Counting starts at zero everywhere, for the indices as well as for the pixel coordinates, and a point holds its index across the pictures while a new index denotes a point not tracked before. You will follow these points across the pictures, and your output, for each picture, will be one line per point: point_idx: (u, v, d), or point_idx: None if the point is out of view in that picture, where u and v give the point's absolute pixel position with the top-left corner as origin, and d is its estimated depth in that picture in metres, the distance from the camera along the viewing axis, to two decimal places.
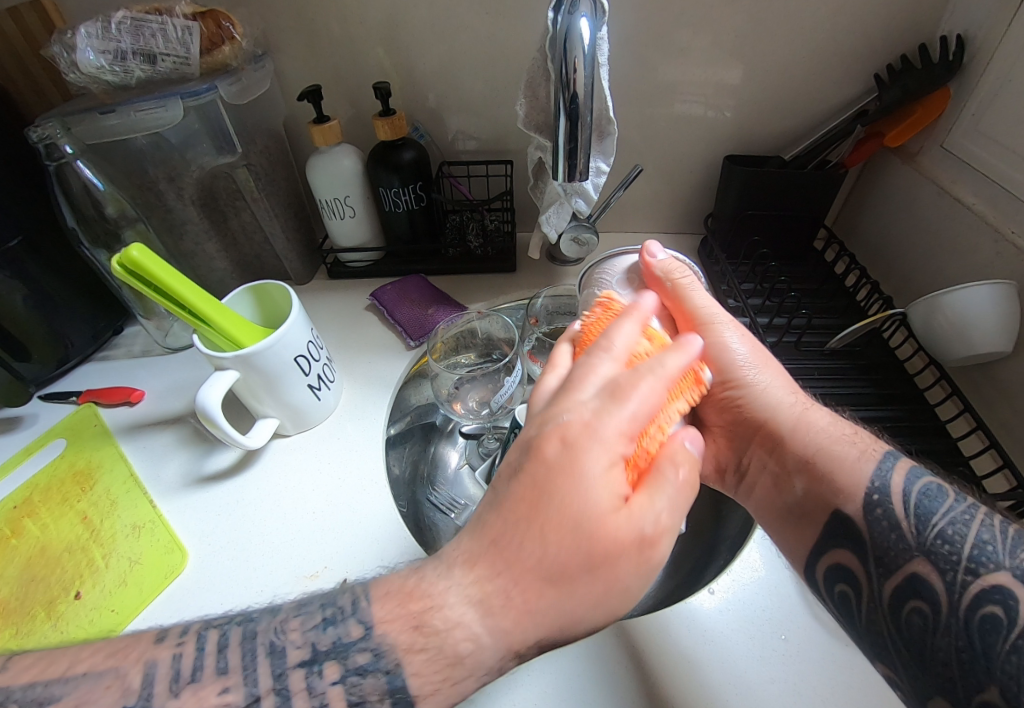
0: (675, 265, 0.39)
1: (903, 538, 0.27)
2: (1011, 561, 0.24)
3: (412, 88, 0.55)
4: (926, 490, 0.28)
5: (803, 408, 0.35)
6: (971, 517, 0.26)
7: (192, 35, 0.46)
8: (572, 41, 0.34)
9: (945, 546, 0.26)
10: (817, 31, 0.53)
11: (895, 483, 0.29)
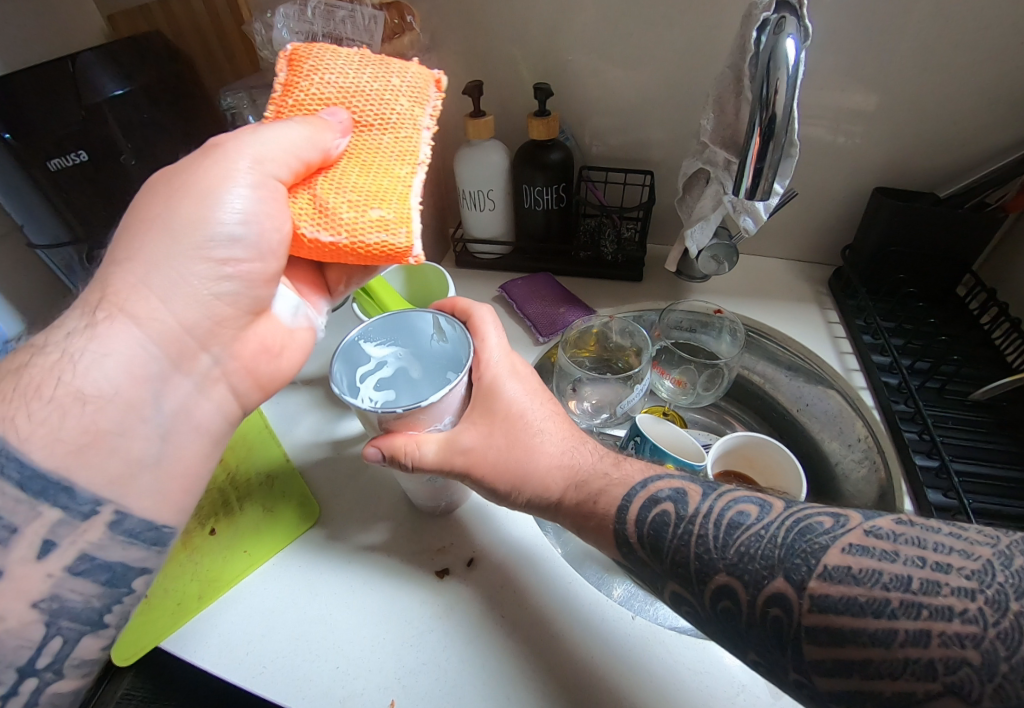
0: (400, 443, 0.32)
1: (708, 550, 0.28)
2: (722, 560, 0.27)
3: (564, 91, 0.57)
4: (658, 518, 0.30)
5: (584, 481, 0.34)
6: (690, 533, 0.29)
7: (378, 24, 0.48)
8: (778, 62, 0.34)
9: (680, 558, 0.28)
10: (995, 69, 0.51)
11: (630, 533, 0.31)
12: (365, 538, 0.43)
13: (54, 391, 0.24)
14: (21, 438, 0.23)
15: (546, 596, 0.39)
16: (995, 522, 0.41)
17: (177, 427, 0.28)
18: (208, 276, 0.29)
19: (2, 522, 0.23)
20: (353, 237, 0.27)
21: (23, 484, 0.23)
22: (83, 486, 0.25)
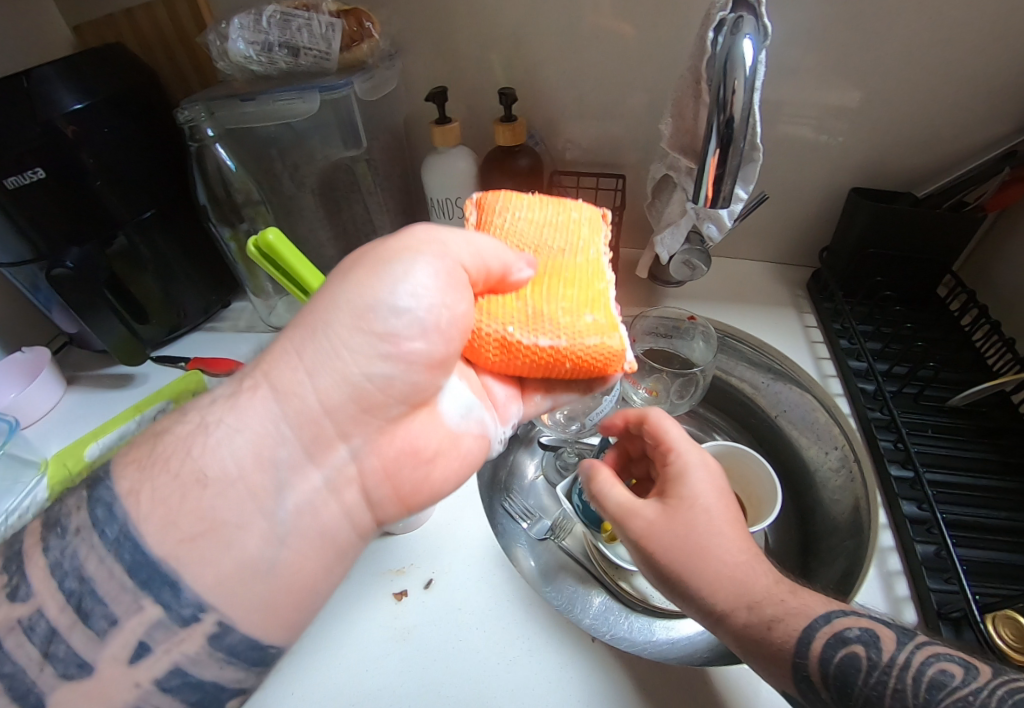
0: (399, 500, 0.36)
1: (828, 691, 0.28)
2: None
3: (532, 96, 0.56)
4: (844, 662, 0.28)
5: (760, 605, 0.31)
6: (888, 673, 0.28)
7: (335, 31, 0.47)
8: (734, 64, 0.32)
9: (877, 694, 0.27)
10: (970, 66, 0.50)
11: (814, 672, 0.29)
12: None
13: (176, 468, 0.25)
14: (138, 513, 0.24)
15: (502, 621, 0.38)
16: (969, 534, 0.40)
17: (298, 530, 0.28)
18: (363, 350, 0.28)
19: (101, 614, 0.24)
20: (575, 340, 0.28)
21: (131, 571, 0.24)
22: (186, 581, 0.24)
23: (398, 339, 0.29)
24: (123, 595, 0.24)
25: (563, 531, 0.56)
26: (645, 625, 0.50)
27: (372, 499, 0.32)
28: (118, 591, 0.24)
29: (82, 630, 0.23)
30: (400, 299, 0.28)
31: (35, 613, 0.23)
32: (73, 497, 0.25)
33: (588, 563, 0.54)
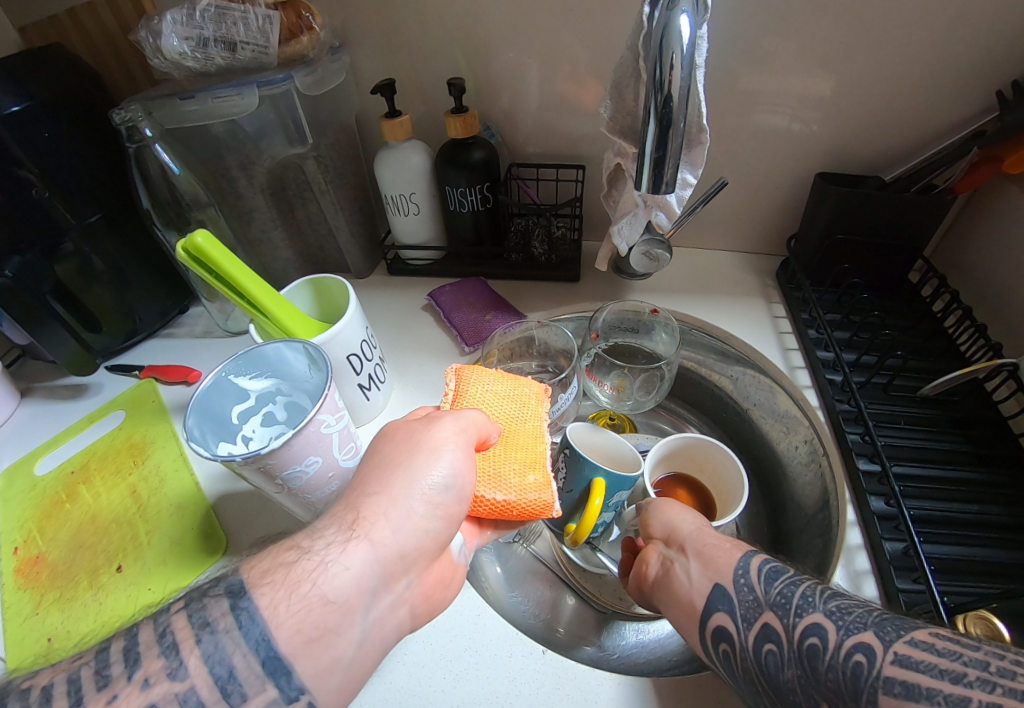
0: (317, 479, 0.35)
1: (756, 597, 0.30)
2: (823, 604, 0.27)
3: (486, 87, 0.54)
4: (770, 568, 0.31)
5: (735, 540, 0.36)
6: (803, 579, 0.30)
7: (272, 24, 0.45)
8: (670, 38, 0.30)
9: (784, 597, 0.29)
10: (934, 42, 0.48)
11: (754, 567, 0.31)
12: None
13: (308, 591, 0.24)
14: (278, 620, 0.23)
15: (449, 634, 0.37)
16: (939, 529, 0.38)
17: (373, 638, 0.26)
18: (422, 516, 0.28)
19: (239, 690, 0.22)
20: (522, 497, 0.33)
21: (266, 661, 0.23)
22: (300, 670, 0.23)
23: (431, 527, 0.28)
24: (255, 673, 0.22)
25: (530, 536, 0.54)
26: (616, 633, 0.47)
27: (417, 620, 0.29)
28: (252, 672, 0.22)
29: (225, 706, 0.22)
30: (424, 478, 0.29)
31: (189, 689, 0.21)
32: (217, 599, 0.24)
33: (557, 568, 0.52)
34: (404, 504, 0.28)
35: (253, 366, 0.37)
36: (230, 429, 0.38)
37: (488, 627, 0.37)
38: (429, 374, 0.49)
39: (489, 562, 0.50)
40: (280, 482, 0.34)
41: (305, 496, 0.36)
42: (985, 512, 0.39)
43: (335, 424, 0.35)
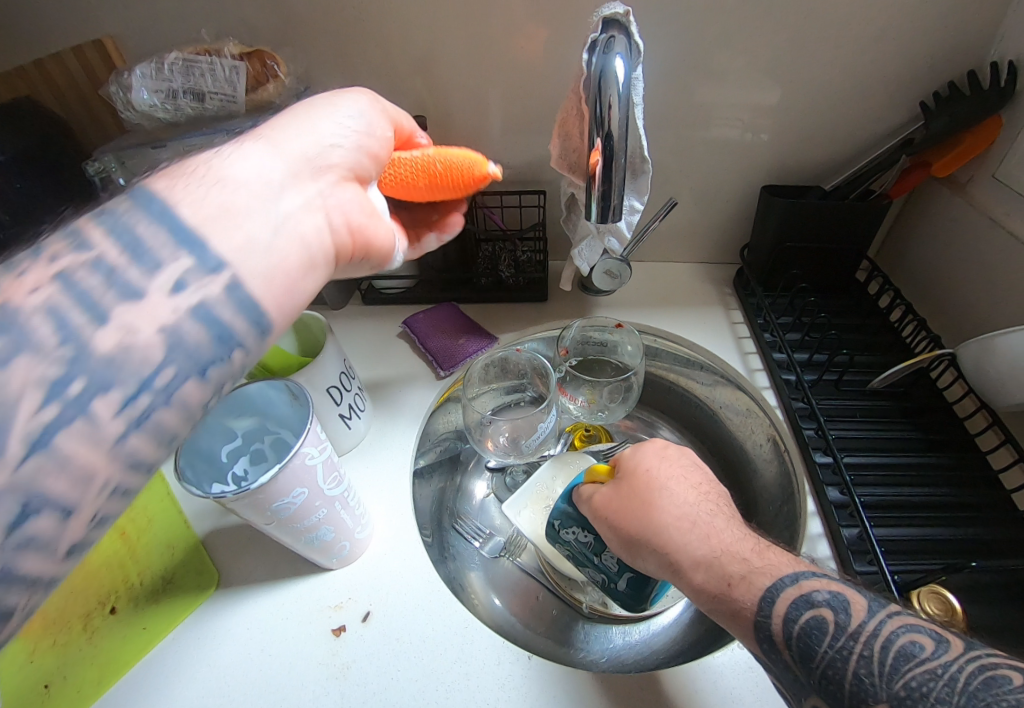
0: (304, 511, 0.36)
1: (800, 673, 0.28)
2: (887, 691, 0.25)
3: (449, 121, 0.58)
4: (811, 624, 0.28)
5: (716, 559, 0.33)
6: (852, 651, 0.27)
7: (239, 75, 0.48)
8: (608, 82, 0.34)
9: (834, 677, 0.27)
10: (857, 62, 0.53)
11: (776, 630, 0.29)
12: (268, 601, 0.43)
13: (204, 174, 0.25)
14: (176, 197, 0.23)
15: (439, 645, 0.39)
16: (891, 511, 0.42)
17: (286, 231, 0.26)
18: (331, 130, 0.31)
19: (152, 256, 0.22)
20: (441, 151, 0.39)
21: (175, 234, 0.23)
22: (214, 249, 0.23)
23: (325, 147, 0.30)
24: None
25: (516, 549, 0.55)
26: (604, 633, 0.51)
27: (318, 259, 0.28)
28: (159, 243, 0.22)
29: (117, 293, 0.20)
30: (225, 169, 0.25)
31: (97, 257, 0.21)
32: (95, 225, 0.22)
33: (544, 580, 0.53)
34: (304, 139, 0.29)
35: (236, 406, 0.38)
36: (219, 466, 0.39)
37: (476, 638, 0.39)
38: (408, 400, 0.52)
39: (478, 581, 0.53)
40: (269, 515, 0.35)
41: (294, 527, 0.37)
42: (931, 492, 0.42)
43: (319, 454, 0.36)
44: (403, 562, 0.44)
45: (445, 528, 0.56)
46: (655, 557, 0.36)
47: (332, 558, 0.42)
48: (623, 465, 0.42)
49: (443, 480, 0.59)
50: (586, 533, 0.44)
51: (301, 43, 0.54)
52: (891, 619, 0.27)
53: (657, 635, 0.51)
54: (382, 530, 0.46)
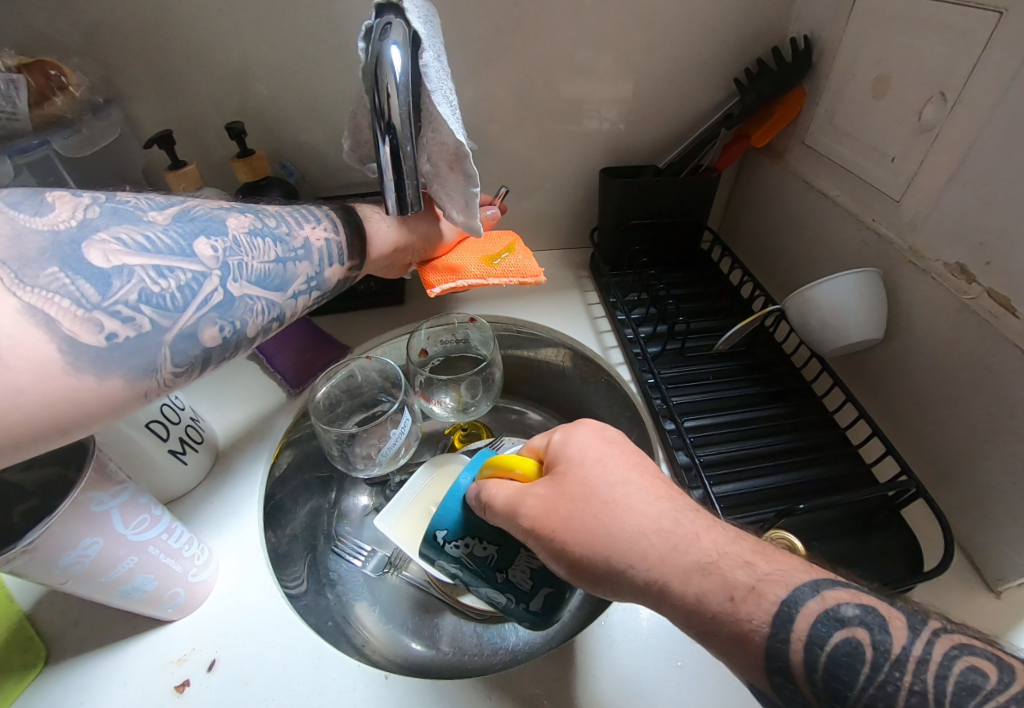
0: (105, 563, 0.31)
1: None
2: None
3: (280, 128, 0.57)
4: (850, 648, 0.22)
5: (714, 565, 0.25)
6: (900, 685, 0.20)
7: (19, 88, 0.43)
8: (384, 66, 0.32)
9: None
10: (674, 44, 0.55)
11: (797, 660, 0.22)
12: (91, 674, 0.36)
13: (324, 227, 0.41)
14: (346, 226, 0.43)
15: (293, 684, 0.36)
16: (740, 466, 0.43)
17: (323, 285, 0.40)
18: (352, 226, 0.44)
19: (299, 256, 0.37)
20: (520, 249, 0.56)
21: (307, 257, 0.38)
22: (318, 271, 0.39)
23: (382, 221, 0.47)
24: (146, 341, 0.25)
25: (401, 563, 0.54)
26: (497, 631, 0.49)
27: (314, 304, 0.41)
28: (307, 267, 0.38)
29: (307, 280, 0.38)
30: (352, 222, 0.45)
31: (287, 236, 0.37)
32: (262, 211, 0.37)
33: (429, 589, 0.52)
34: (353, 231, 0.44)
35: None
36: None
37: (333, 666, 0.36)
38: (258, 420, 0.52)
39: (364, 608, 0.51)
40: (59, 575, 0.29)
41: (97, 584, 0.32)
42: (778, 441, 0.44)
43: (114, 499, 0.31)
44: (263, 594, 0.41)
45: (321, 554, 0.54)
46: (626, 579, 0.27)
47: (165, 609, 0.37)
48: (557, 458, 0.35)
49: (317, 503, 0.57)
50: (486, 546, 0.38)
51: (94, 51, 0.49)
52: (938, 637, 0.21)
53: (551, 621, 0.50)
54: (232, 565, 0.42)
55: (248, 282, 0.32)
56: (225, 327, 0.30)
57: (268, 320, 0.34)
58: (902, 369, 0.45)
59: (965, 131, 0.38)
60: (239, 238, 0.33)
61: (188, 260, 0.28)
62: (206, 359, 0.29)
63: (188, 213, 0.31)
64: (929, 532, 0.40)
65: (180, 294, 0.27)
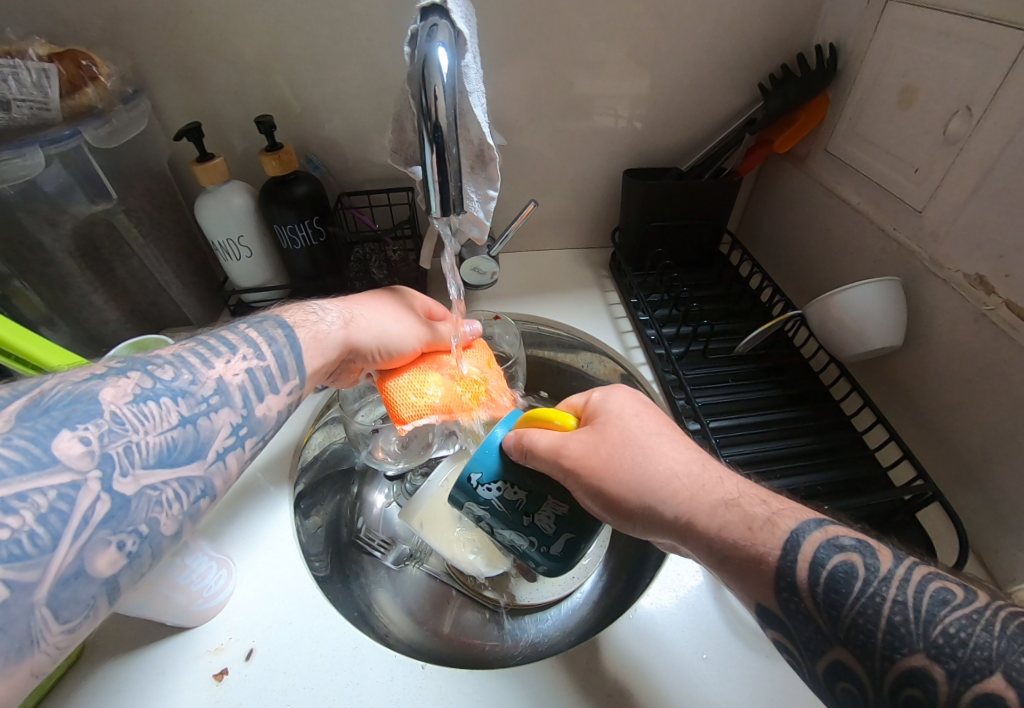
0: None
1: (819, 629, 0.24)
2: (924, 640, 0.21)
3: (306, 121, 0.57)
4: (845, 566, 0.24)
5: (735, 503, 0.29)
6: (884, 596, 0.22)
7: (50, 78, 0.42)
8: (431, 68, 0.31)
9: (865, 627, 0.22)
10: (700, 47, 0.55)
11: (801, 578, 0.25)
12: (130, 663, 0.37)
13: (265, 337, 0.36)
14: (297, 334, 0.38)
15: (328, 672, 0.37)
16: (762, 466, 0.44)
17: (260, 428, 0.32)
18: (347, 304, 0.44)
19: (224, 399, 0.30)
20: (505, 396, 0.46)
21: (227, 390, 0.31)
22: (248, 402, 0.32)
23: (325, 331, 0.40)
24: (6, 613, 0.19)
25: (423, 556, 0.55)
26: (517, 624, 0.50)
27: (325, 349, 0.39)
28: (235, 397, 0.31)
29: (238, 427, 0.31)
30: (281, 336, 0.37)
31: (196, 383, 0.30)
32: (157, 359, 0.30)
33: (450, 581, 0.53)
34: (347, 304, 0.44)
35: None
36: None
37: (365, 657, 0.37)
38: (284, 413, 0.53)
39: (386, 597, 0.52)
40: None
41: (147, 579, 0.32)
42: (798, 444, 0.45)
43: None
44: (295, 583, 0.42)
45: (343, 546, 0.55)
46: (657, 513, 0.31)
47: (182, 617, 0.37)
48: (596, 412, 0.37)
49: (339, 496, 0.58)
50: (516, 489, 0.36)
51: (123, 42, 0.49)
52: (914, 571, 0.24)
53: (571, 615, 0.51)
54: (264, 554, 0.43)
55: (145, 468, 0.25)
56: (128, 541, 0.23)
57: (192, 503, 0.27)
58: (920, 375, 0.46)
59: (991, 145, 0.39)
60: (124, 413, 0.25)
61: (52, 471, 0.22)
62: (109, 592, 0.23)
63: (41, 404, 0.24)
64: (942, 533, 0.41)
65: (46, 532, 0.20)
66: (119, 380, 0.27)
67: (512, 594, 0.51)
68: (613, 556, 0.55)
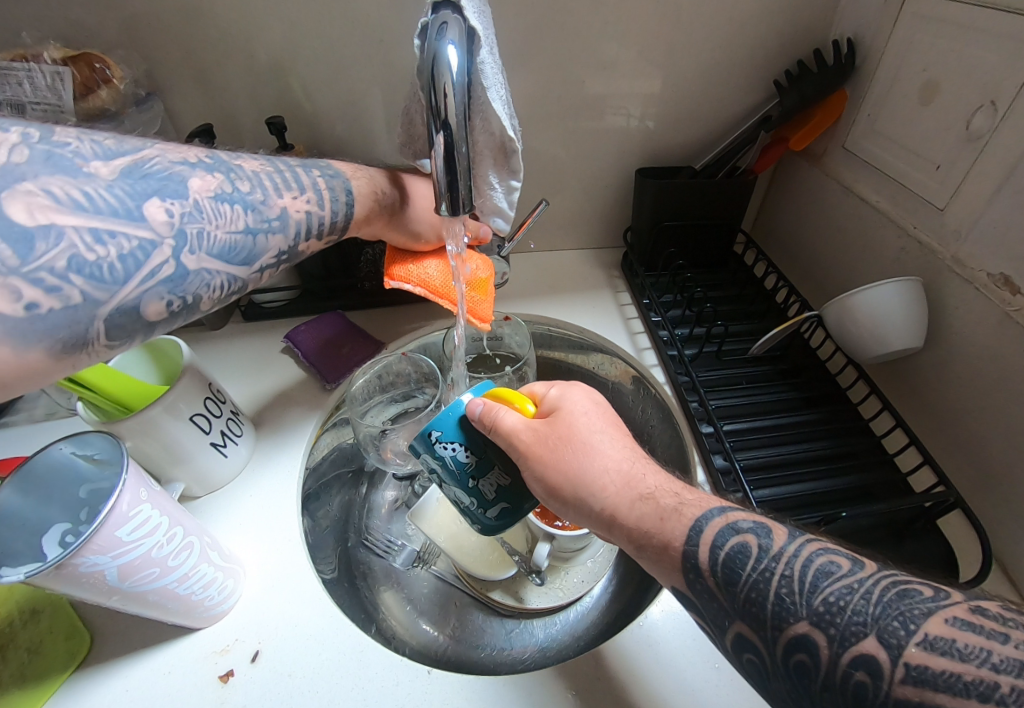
0: (123, 572, 0.30)
1: (719, 602, 0.24)
2: (807, 609, 0.21)
3: (318, 122, 0.57)
4: (739, 546, 0.25)
5: (650, 496, 0.29)
6: (773, 570, 0.23)
7: (65, 81, 0.43)
8: (441, 67, 0.31)
9: (757, 600, 0.23)
10: (714, 45, 0.54)
11: (702, 560, 0.25)
12: (137, 665, 0.37)
13: (324, 185, 0.40)
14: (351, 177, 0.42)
15: (334, 675, 0.36)
16: (775, 470, 0.43)
17: (292, 254, 0.38)
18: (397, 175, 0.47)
19: (276, 221, 0.36)
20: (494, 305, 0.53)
21: (282, 221, 0.36)
22: (293, 231, 0.37)
23: (381, 198, 0.44)
24: (76, 313, 0.23)
25: (430, 557, 0.55)
26: (525, 628, 0.50)
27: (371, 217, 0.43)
28: (285, 227, 0.36)
29: (281, 238, 0.36)
30: (344, 198, 0.41)
31: (262, 201, 0.35)
32: (240, 168, 0.34)
33: (458, 585, 0.53)
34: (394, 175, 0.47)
35: (94, 443, 0.33)
36: (14, 520, 0.32)
37: (372, 661, 0.37)
38: (292, 415, 0.52)
39: (393, 599, 0.52)
40: (79, 581, 0.28)
41: (114, 591, 0.30)
42: (814, 447, 0.44)
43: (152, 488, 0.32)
44: (302, 585, 0.42)
45: (351, 548, 0.54)
46: (586, 504, 0.31)
47: (198, 616, 0.37)
48: (551, 406, 0.35)
49: (347, 496, 0.58)
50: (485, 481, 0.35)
51: (138, 45, 0.49)
52: None
53: (580, 620, 0.51)
54: (270, 556, 0.43)
55: (207, 254, 0.30)
56: (172, 302, 0.29)
57: (226, 290, 0.33)
58: (941, 378, 0.45)
59: (1014, 142, 0.37)
60: (204, 204, 0.30)
61: (137, 225, 0.26)
62: (147, 330, 0.28)
63: (143, 169, 0.28)
64: (964, 542, 0.40)
65: (122, 259, 0.25)
66: (203, 179, 0.31)
67: (522, 598, 0.50)
68: (623, 561, 0.54)
